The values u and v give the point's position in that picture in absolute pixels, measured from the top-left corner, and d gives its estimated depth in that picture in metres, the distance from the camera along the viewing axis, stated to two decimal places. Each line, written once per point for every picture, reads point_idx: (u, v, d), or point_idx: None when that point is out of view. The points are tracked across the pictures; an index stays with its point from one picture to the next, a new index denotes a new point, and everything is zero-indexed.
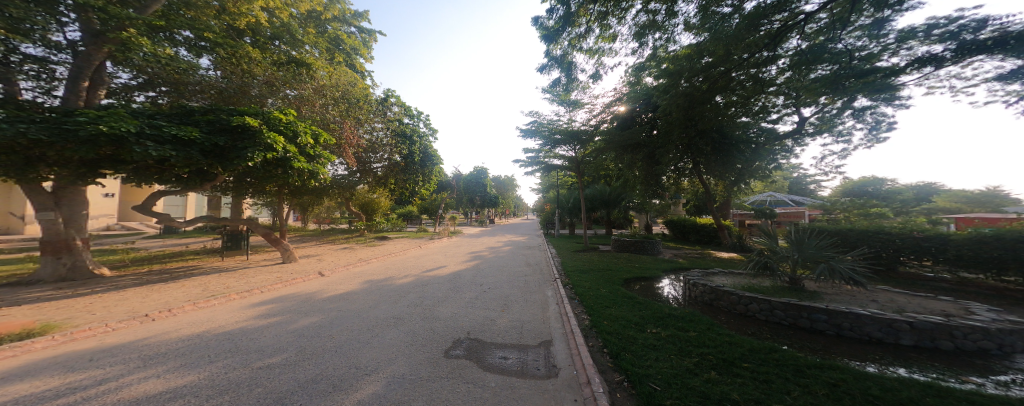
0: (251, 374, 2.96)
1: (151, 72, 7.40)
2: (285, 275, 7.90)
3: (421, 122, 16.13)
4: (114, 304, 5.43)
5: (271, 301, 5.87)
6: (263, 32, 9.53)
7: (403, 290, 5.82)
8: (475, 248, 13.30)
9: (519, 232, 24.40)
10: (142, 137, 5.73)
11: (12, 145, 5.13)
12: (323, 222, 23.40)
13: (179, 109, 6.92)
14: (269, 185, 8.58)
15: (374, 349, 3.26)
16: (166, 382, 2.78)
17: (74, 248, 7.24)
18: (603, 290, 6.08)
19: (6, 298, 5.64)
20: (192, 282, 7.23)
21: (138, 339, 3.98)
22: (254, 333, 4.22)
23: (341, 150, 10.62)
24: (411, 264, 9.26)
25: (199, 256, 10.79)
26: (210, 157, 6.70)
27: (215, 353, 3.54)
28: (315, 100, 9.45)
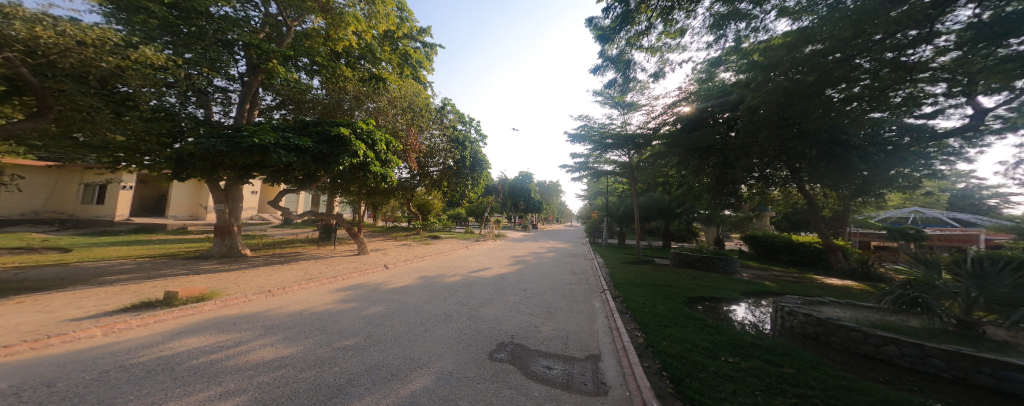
0: (330, 353, 3.37)
1: (284, 94, 9.61)
2: (359, 265, 8.90)
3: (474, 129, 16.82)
4: (251, 279, 6.75)
5: (349, 287, 6.63)
6: (353, 53, 11.01)
7: (453, 289, 6.09)
8: (519, 253, 13.31)
9: (567, 240, 23.78)
10: (277, 147, 7.23)
11: (205, 154, 6.93)
12: (387, 220, 25.90)
13: (298, 124, 8.30)
14: (353, 186, 9.66)
15: (427, 343, 3.45)
16: (276, 350, 3.36)
17: (230, 231, 9.30)
18: (662, 307, 5.61)
19: (172, 270, 7.39)
20: (298, 265, 8.61)
21: (264, 310, 4.93)
22: (335, 315, 4.80)
23: (404, 155, 11.48)
24: (459, 264, 9.66)
25: (303, 243, 13.03)
26: (316, 163, 7.83)
27: (307, 330, 4.13)
28: (389, 110, 10.41)
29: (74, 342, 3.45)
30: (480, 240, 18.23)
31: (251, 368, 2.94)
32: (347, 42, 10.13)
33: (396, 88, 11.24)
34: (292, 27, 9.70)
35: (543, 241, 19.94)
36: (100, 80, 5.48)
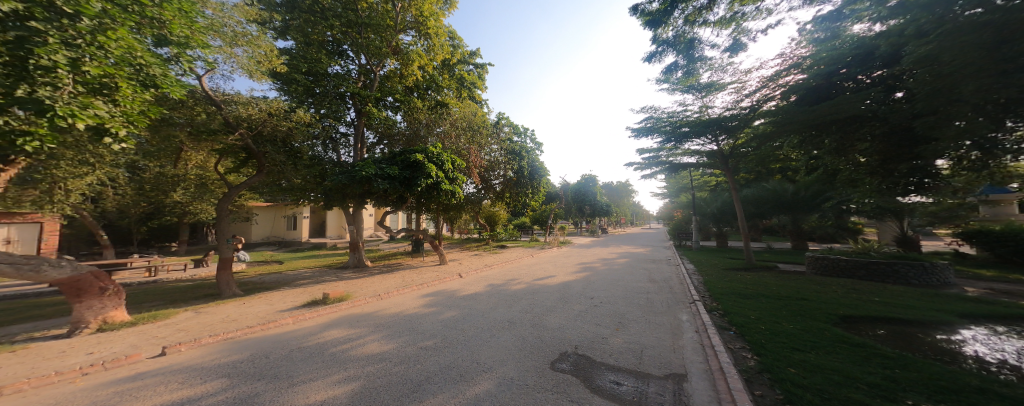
0: (415, 351, 3.79)
1: (376, 129, 11.47)
2: (440, 274, 9.82)
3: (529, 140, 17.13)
4: (366, 286, 8.11)
5: (431, 294, 7.38)
6: (421, 86, 12.62)
7: (517, 296, 6.20)
8: (587, 260, 12.70)
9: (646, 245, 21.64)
10: (376, 177, 8.66)
11: (340, 189, 8.90)
12: (462, 233, 28.06)
13: (389, 155, 9.75)
14: (431, 204, 10.73)
15: (492, 348, 3.57)
16: (374, 347, 3.97)
17: (357, 247, 11.48)
18: (781, 325, 4.53)
19: (310, 278, 9.48)
20: (397, 274, 9.99)
21: (367, 313, 5.87)
22: (419, 318, 5.40)
23: (469, 172, 12.23)
24: (524, 272, 9.75)
25: (399, 256, 15.11)
26: (401, 186, 9.08)
27: (397, 330, 4.75)
28: (452, 133, 11.52)
29: (262, 330, 4.78)
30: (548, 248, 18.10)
31: (361, 361, 3.55)
32: (415, 76, 11.79)
33: (457, 110, 12.40)
34: (375, 71, 11.51)
35: (617, 247, 18.62)
36: (284, 141, 7.86)
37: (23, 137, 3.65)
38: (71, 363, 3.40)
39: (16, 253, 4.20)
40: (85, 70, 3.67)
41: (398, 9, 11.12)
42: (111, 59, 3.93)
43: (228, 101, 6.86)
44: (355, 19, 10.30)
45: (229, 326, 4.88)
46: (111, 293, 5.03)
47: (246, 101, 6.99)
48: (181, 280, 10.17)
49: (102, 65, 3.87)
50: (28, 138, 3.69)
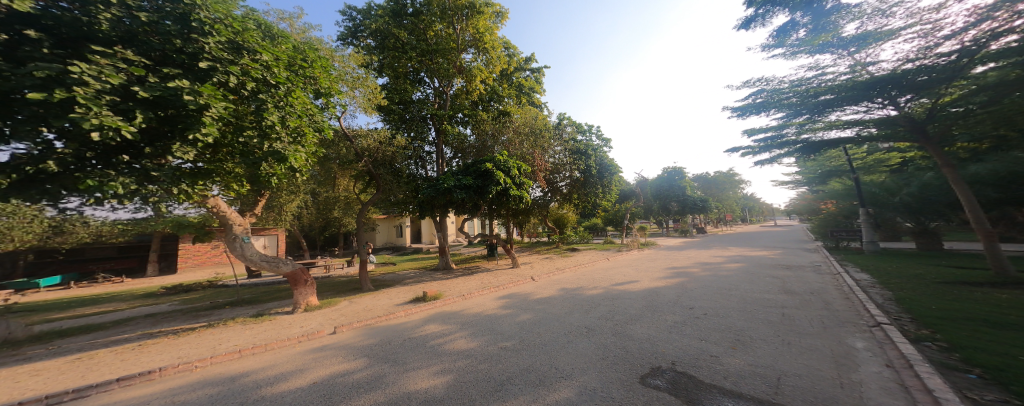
0: (497, 351, 3.88)
1: (450, 144, 12.41)
2: (514, 276, 10.02)
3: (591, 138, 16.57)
4: (453, 288, 8.75)
5: (506, 296, 7.55)
6: (485, 98, 13.25)
7: (594, 301, 5.90)
8: (673, 263, 11.47)
9: (748, 243, 18.64)
10: (455, 188, 9.32)
11: (430, 201, 9.93)
12: (532, 237, 28.31)
13: (463, 166, 10.41)
14: (502, 210, 11.05)
15: (570, 354, 3.44)
16: (460, 346, 4.30)
17: (444, 251, 12.47)
18: (983, 347, 3.22)
19: (403, 280, 10.68)
20: (475, 277, 10.51)
21: (450, 315, 6.29)
22: (496, 319, 5.55)
23: (535, 177, 12.17)
24: (600, 276, 9.27)
25: (477, 260, 15.99)
26: (475, 195, 9.58)
27: (477, 330, 4.99)
28: (516, 140, 11.72)
29: (385, 320, 6.30)
30: (627, 250, 17.01)
31: (450, 357, 3.93)
32: (478, 90, 12.49)
33: (518, 116, 12.59)
34: (446, 92, 12.55)
35: (725, 248, 16.28)
36: (389, 163, 9.78)
37: (271, 175, 6.52)
38: (301, 330, 5.86)
39: (264, 260, 7.01)
40: (288, 123, 6.01)
41: (459, 31, 11.91)
42: (298, 113, 6.23)
43: (356, 135, 9.27)
44: (425, 48, 11.41)
45: (366, 315, 6.65)
46: (308, 283, 7.63)
47: (365, 135, 9.35)
48: (343, 275, 13.02)
49: (294, 118, 6.20)
50: (272, 176, 6.57)
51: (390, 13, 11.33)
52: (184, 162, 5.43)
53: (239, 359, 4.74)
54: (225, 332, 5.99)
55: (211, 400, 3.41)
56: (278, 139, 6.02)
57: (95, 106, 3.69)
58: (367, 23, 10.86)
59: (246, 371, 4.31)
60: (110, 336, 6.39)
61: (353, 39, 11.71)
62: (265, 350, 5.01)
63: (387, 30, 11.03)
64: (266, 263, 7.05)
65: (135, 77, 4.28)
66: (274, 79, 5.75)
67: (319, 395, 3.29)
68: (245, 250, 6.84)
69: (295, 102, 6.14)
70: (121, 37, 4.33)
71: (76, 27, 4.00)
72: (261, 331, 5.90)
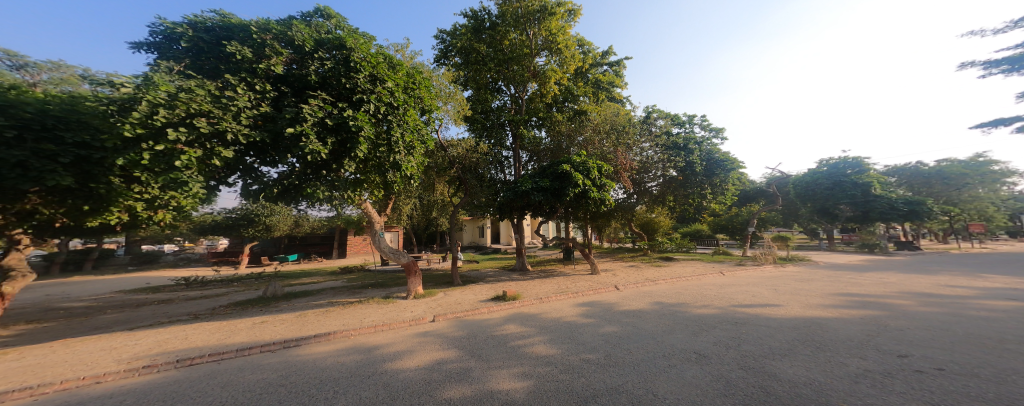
0: (579, 363, 3.70)
1: (525, 147, 12.63)
2: (594, 284, 9.52)
3: (683, 131, 15.09)
4: (531, 289, 8.86)
5: (587, 303, 7.24)
6: (559, 99, 13.18)
7: (699, 323, 5.06)
8: (808, 285, 9.08)
9: (982, 270, 12.55)
10: (533, 190, 9.40)
11: (510, 203, 10.20)
12: (615, 242, 26.65)
13: (540, 168, 10.46)
14: (581, 212, 10.66)
15: (671, 382, 3.03)
16: (543, 350, 4.31)
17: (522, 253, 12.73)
18: None
19: (488, 277, 11.33)
20: (552, 280, 10.45)
21: (533, 317, 6.37)
22: (579, 327, 5.34)
23: (617, 177, 11.30)
24: (701, 292, 8.05)
25: (556, 263, 15.87)
26: (552, 197, 9.53)
27: (559, 336, 4.90)
28: (594, 138, 11.16)
29: (472, 314, 6.77)
30: (760, 266, 13.74)
31: (531, 360, 3.93)
32: (552, 91, 12.43)
33: (595, 115, 11.99)
34: (521, 97, 12.85)
35: (933, 274, 11.47)
36: (474, 168, 10.47)
37: (396, 184, 7.84)
38: (418, 314, 6.84)
39: (388, 251, 8.34)
40: (404, 140, 7.13)
41: (532, 36, 12.11)
42: (411, 131, 7.28)
43: (448, 145, 10.23)
44: (502, 57, 11.86)
45: (457, 307, 7.24)
46: (414, 273, 8.68)
47: (455, 144, 10.32)
48: (438, 269, 14.70)
49: (409, 134, 7.25)
50: (397, 184, 7.88)
51: (471, 30, 12.28)
52: (349, 175, 7.06)
53: (376, 332, 5.77)
54: (363, 308, 7.40)
55: (356, 366, 4.20)
56: (399, 154, 7.16)
57: (309, 135, 5.62)
58: (454, 43, 11.99)
59: (378, 343, 5.22)
60: (312, 300, 8.64)
61: (444, 60, 13.00)
62: (386, 329, 5.91)
63: (469, 47, 12.02)
64: (392, 253, 8.40)
65: (326, 111, 6.11)
66: (396, 101, 6.87)
67: (424, 378, 3.70)
68: (378, 242, 8.33)
69: (409, 120, 7.21)
70: (319, 82, 6.25)
71: (301, 79, 6.14)
72: (387, 311, 7.05)
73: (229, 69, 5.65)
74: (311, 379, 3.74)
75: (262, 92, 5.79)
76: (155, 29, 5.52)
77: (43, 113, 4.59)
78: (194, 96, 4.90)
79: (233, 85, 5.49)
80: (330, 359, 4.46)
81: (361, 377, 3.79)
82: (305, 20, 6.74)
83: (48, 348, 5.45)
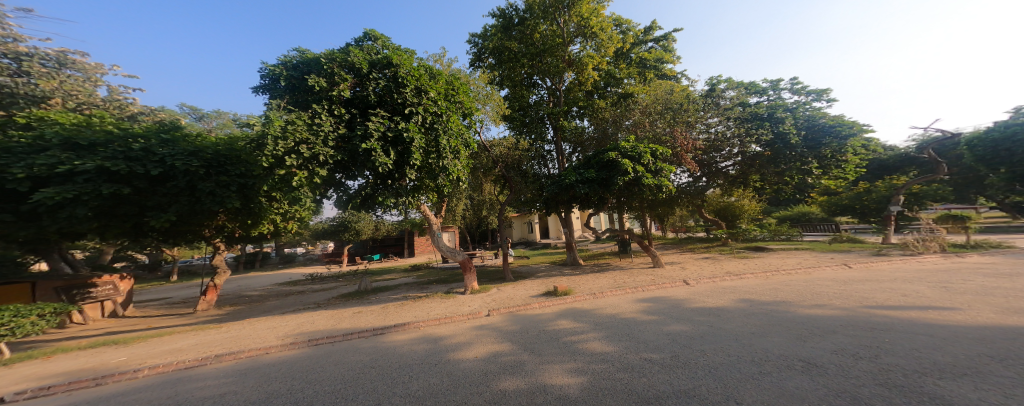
0: (640, 362, 3.49)
1: (567, 138, 12.25)
2: (656, 278, 8.85)
3: (768, 100, 12.83)
4: (584, 284, 8.66)
5: (649, 299, 6.78)
6: (600, 85, 12.60)
7: (790, 325, 4.33)
8: (958, 276, 7.03)
9: None
10: (578, 181, 9.13)
11: (555, 197, 10.07)
12: (682, 232, 24.41)
13: (584, 159, 10.13)
14: (636, 201, 10.00)
15: (758, 387, 2.59)
16: (600, 346, 4.20)
17: (572, 248, 12.45)
18: None
19: (546, 272, 11.35)
20: (608, 274, 10.06)
21: (589, 313, 6.22)
22: (640, 325, 5.03)
23: (677, 160, 10.13)
24: (796, 287, 6.85)
25: (612, 256, 15.17)
26: (599, 188, 9.15)
27: (618, 333, 4.69)
28: (645, 120, 10.28)
29: (524, 309, 6.89)
30: (896, 253, 10.77)
31: (586, 357, 3.86)
32: (591, 78, 11.96)
33: (644, 96, 11.17)
34: (558, 89, 12.52)
35: None
36: (517, 165, 10.64)
37: (450, 186, 8.34)
38: (477, 307, 7.25)
39: (445, 249, 8.95)
40: (452, 145, 7.58)
41: (563, 25, 11.76)
42: (456, 135, 7.69)
43: (491, 145, 10.44)
44: (535, 51, 11.67)
45: (510, 302, 7.45)
46: (468, 268, 9.18)
47: (497, 143, 10.51)
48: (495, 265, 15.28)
49: (455, 138, 7.67)
50: (451, 187, 8.37)
51: (501, 28, 12.29)
52: (409, 182, 7.74)
53: (439, 324, 6.26)
54: (428, 302, 8.09)
55: (424, 355, 4.64)
56: (448, 158, 7.62)
57: (376, 149, 6.44)
58: (486, 45, 12.13)
59: (441, 334, 5.68)
60: (391, 294, 9.78)
61: (479, 62, 13.25)
62: (448, 321, 6.37)
63: (501, 46, 12.00)
64: (448, 251, 8.97)
65: (387, 126, 6.82)
66: (440, 109, 7.30)
67: (482, 368, 3.93)
68: (437, 242, 8.97)
69: (453, 125, 7.59)
70: (377, 100, 6.98)
71: (364, 100, 6.94)
72: (448, 305, 7.60)
73: (314, 99, 6.65)
74: (391, 364, 4.28)
75: (338, 116, 6.73)
76: (263, 73, 6.74)
77: (215, 153, 7.02)
78: (294, 128, 5.98)
79: (319, 114, 6.50)
80: (405, 347, 5.01)
81: (428, 365, 4.20)
82: (358, 45, 7.52)
83: (208, 330, 7.13)
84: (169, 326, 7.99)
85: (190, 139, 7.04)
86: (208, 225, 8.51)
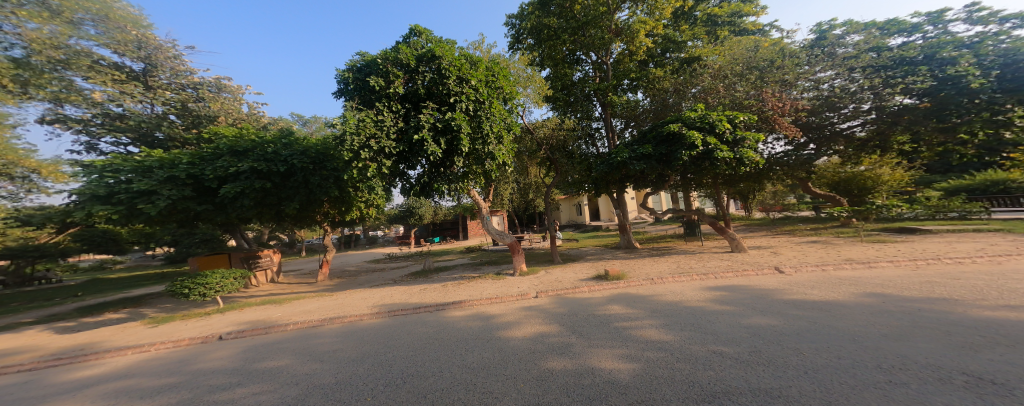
0: (704, 353, 3.07)
1: (619, 113, 11.35)
2: (733, 265, 7.83)
3: (926, 37, 9.74)
4: (639, 268, 8.29)
5: (723, 288, 6.05)
6: (655, 52, 11.55)
7: (923, 321, 3.37)
8: None
9: None
10: (632, 159, 8.48)
11: (605, 177, 9.56)
12: (774, 209, 21.20)
13: (639, 135, 9.45)
14: (706, 178, 8.92)
15: (874, 393, 1.91)
16: (659, 335, 3.94)
17: (625, 230, 11.84)
18: None
19: (604, 255, 10.92)
20: (671, 259, 9.34)
21: (647, 299, 5.87)
22: (711, 315, 4.49)
23: (766, 126, 8.40)
24: (946, 279, 5.29)
25: (675, 239, 13.98)
26: (660, 165, 8.36)
27: (681, 323, 4.32)
28: (718, 85, 8.94)
29: (572, 292, 6.86)
30: None
31: (640, 345, 3.67)
32: (645, 46, 10.95)
33: (717, 57, 9.95)
34: (605, 62, 11.64)
35: None
36: (563, 146, 10.36)
37: (496, 172, 8.46)
38: (526, 289, 7.46)
39: (493, 231, 9.33)
40: (495, 131, 7.69)
41: None
42: (498, 120, 7.75)
43: (534, 127, 10.16)
44: (577, 24, 11.00)
45: (558, 285, 7.49)
46: (515, 250, 9.41)
47: (541, 124, 10.06)
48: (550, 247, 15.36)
49: (498, 124, 7.74)
50: (497, 172, 8.49)
51: (539, 5, 11.73)
52: (459, 169, 8.14)
53: (492, 303, 6.62)
54: (480, 282, 8.57)
55: (477, 332, 4.96)
56: (492, 144, 7.78)
57: (428, 140, 6.90)
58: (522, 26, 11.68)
59: (493, 313, 6.00)
60: (450, 274, 10.69)
61: (518, 45, 12.87)
62: (499, 301, 6.71)
63: (539, 24, 11.46)
64: (497, 235, 9.30)
65: (436, 117, 7.22)
66: (481, 96, 7.40)
67: (530, 348, 4.06)
68: (486, 225, 9.36)
69: (495, 110, 7.66)
70: (426, 93, 7.39)
71: (415, 95, 7.43)
72: (499, 286, 7.95)
73: (375, 97, 7.28)
74: (450, 338, 4.70)
75: (395, 113, 7.31)
76: (337, 79, 7.57)
77: (306, 153, 8.55)
78: (361, 125, 6.72)
79: (382, 111, 7.16)
80: (462, 323, 5.45)
81: (481, 341, 4.50)
82: (405, 43, 7.95)
83: (309, 298, 8.62)
84: (287, 293, 9.97)
85: (294, 143, 8.73)
86: (322, 211, 10.49)
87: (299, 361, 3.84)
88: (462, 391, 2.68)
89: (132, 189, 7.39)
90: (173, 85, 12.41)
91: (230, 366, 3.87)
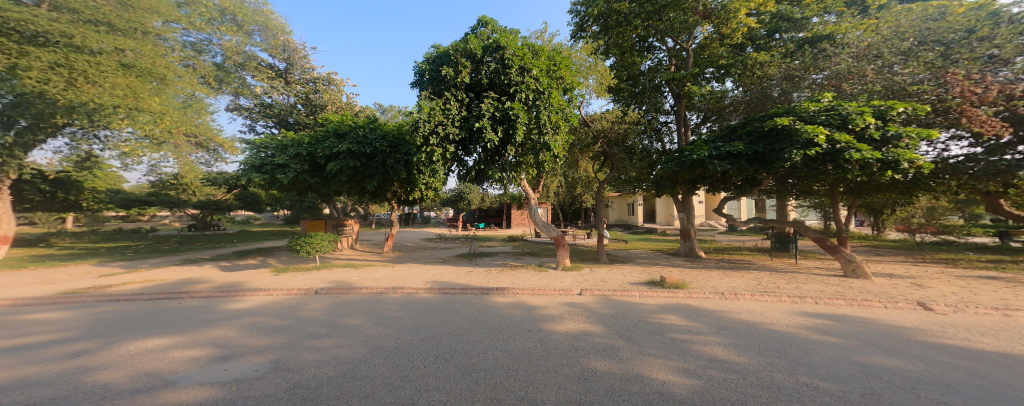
0: (788, 383, 2.70)
1: (699, 106, 10.22)
2: (843, 292, 6.57)
3: None
4: (706, 279, 7.52)
5: (827, 317, 5.11)
6: (759, 34, 10.28)
7: None
8: None
9: None
10: (711, 158, 7.65)
11: (669, 176, 8.79)
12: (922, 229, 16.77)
13: (724, 131, 8.63)
14: (816, 184, 7.55)
15: None
16: (729, 355, 3.54)
17: (689, 236, 10.80)
18: None
19: (666, 260, 10.17)
20: (750, 274, 8.23)
21: (716, 314, 5.30)
22: (806, 345, 3.86)
23: (944, 119, 6.49)
24: None
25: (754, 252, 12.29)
26: (755, 165, 7.35)
27: (764, 347, 3.80)
28: (862, 69, 7.45)
29: (620, 295, 6.55)
30: None
31: (702, 361, 3.35)
32: (744, 27, 9.78)
33: (855, 34, 8.55)
34: (687, 47, 10.57)
35: None
36: (622, 141, 9.82)
37: (548, 164, 8.34)
38: (569, 284, 7.35)
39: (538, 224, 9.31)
40: (550, 121, 7.54)
41: None
42: (556, 110, 7.58)
43: (591, 119, 9.69)
44: (653, 8, 10.09)
45: (604, 285, 7.21)
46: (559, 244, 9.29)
47: (598, 117, 9.56)
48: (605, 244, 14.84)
49: (555, 114, 7.58)
50: (549, 164, 8.36)
51: None
52: (513, 158, 8.27)
53: (534, 294, 6.66)
54: (520, 272, 8.67)
55: (520, 320, 5.06)
56: (548, 134, 7.65)
57: (487, 127, 7.10)
58: (589, 13, 11.04)
59: (538, 304, 6.04)
60: (493, 259, 11.15)
61: (581, 33, 12.20)
62: (541, 293, 6.73)
63: (608, 10, 10.67)
64: (543, 227, 9.31)
65: (496, 106, 7.36)
66: (541, 85, 7.31)
67: (573, 344, 4.00)
68: (533, 216, 9.36)
69: (554, 101, 7.49)
70: (489, 82, 7.61)
71: (479, 84, 7.67)
72: (541, 277, 7.97)
73: (445, 86, 7.69)
74: (500, 322, 4.86)
75: (461, 101, 7.66)
76: (415, 70, 8.21)
77: (382, 137, 9.54)
78: (431, 112, 7.21)
79: (451, 99, 7.54)
80: (506, 309, 5.61)
81: (524, 329, 4.58)
82: (473, 33, 8.19)
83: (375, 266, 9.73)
84: (364, 260, 11.37)
85: (378, 128, 9.85)
86: (392, 190, 11.68)
87: (369, 323, 4.37)
88: (504, 375, 2.78)
89: (273, 162, 9.18)
90: (303, 80, 15.15)
91: (320, 318, 4.59)
